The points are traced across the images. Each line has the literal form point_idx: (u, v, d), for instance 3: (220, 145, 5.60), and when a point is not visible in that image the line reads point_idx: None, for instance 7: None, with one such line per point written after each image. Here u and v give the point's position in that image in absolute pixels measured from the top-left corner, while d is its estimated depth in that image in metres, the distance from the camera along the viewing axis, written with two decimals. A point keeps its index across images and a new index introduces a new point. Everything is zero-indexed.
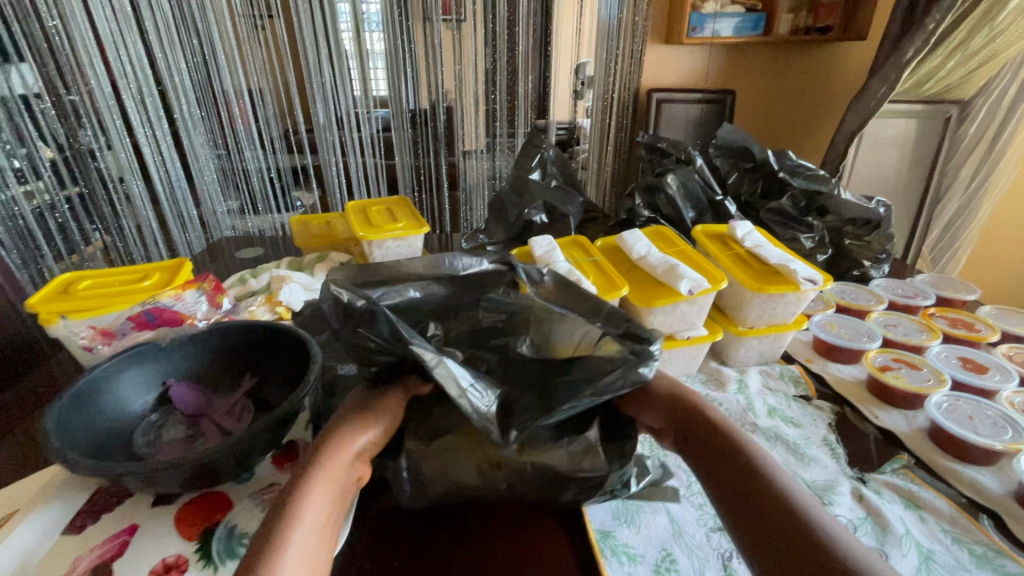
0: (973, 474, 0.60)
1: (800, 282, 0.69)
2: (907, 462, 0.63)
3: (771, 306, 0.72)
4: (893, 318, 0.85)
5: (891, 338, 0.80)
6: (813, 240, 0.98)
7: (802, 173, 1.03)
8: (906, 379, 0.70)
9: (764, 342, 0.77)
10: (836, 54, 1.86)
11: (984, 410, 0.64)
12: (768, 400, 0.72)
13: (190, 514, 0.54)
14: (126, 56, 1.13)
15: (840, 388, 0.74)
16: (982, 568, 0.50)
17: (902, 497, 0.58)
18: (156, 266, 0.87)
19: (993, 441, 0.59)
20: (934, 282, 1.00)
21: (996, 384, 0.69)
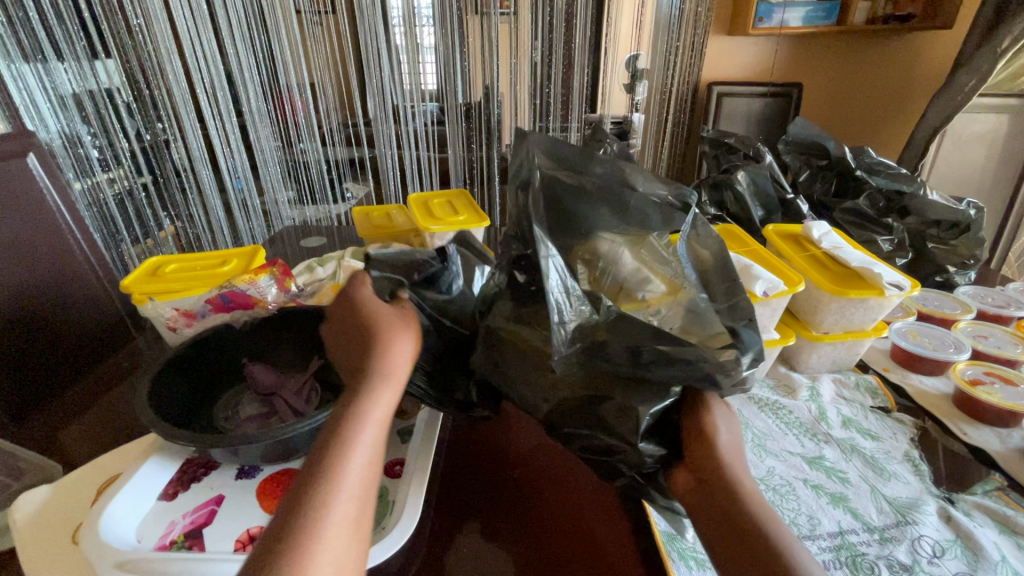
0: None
1: (884, 287, 0.65)
2: (1001, 484, 0.58)
3: (850, 311, 0.68)
4: (983, 329, 0.79)
5: (981, 350, 0.74)
6: (892, 242, 0.93)
7: (881, 171, 0.98)
8: (1000, 395, 0.65)
9: (838, 349, 0.73)
10: (916, 45, 1.74)
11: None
12: (841, 410, 0.68)
13: (270, 489, 0.57)
14: (200, 53, 1.19)
15: (923, 401, 0.70)
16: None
17: (995, 521, 0.54)
18: (232, 251, 0.91)
19: None
20: None
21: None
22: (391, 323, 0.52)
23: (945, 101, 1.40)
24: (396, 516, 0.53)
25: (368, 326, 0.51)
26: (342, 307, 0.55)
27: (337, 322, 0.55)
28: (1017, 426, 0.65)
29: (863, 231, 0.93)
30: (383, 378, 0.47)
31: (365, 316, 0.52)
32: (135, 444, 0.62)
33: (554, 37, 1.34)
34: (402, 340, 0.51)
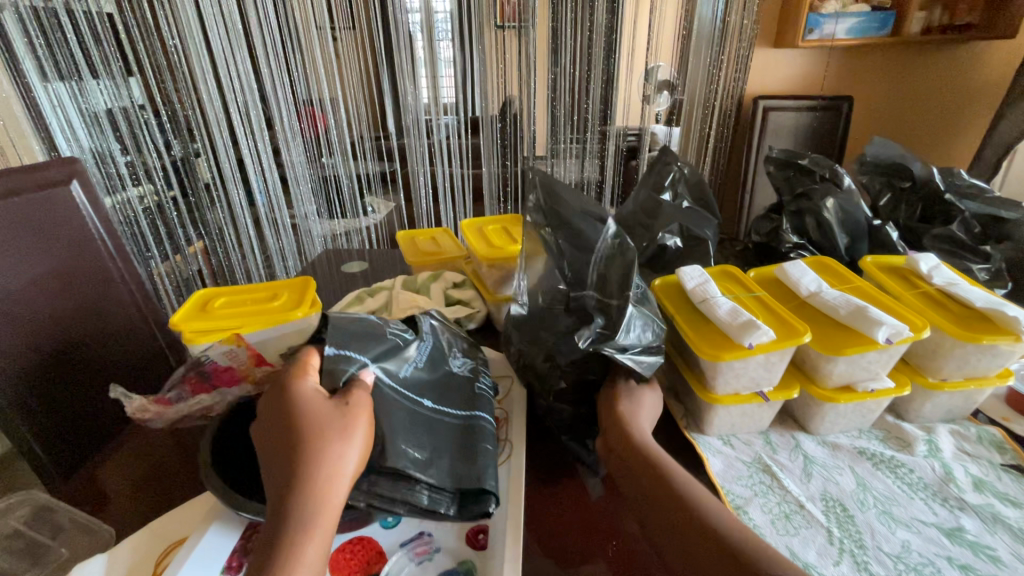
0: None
1: (1021, 333, 0.58)
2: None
3: (976, 357, 0.61)
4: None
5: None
6: (988, 271, 0.85)
7: (971, 195, 0.91)
8: None
9: (956, 396, 0.66)
10: (974, 53, 1.65)
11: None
12: (970, 469, 0.61)
13: (345, 563, 0.51)
14: (235, 71, 1.14)
15: None
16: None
17: None
18: (282, 283, 0.87)
19: None
20: None
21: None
22: (322, 427, 0.45)
23: (1019, 114, 1.32)
24: None
25: (293, 436, 0.45)
26: (268, 404, 0.48)
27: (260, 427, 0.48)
28: None
29: (959, 258, 0.85)
30: (316, 502, 0.41)
31: (296, 414, 0.46)
32: (192, 506, 0.57)
33: (594, 52, 1.29)
34: (337, 443, 0.44)
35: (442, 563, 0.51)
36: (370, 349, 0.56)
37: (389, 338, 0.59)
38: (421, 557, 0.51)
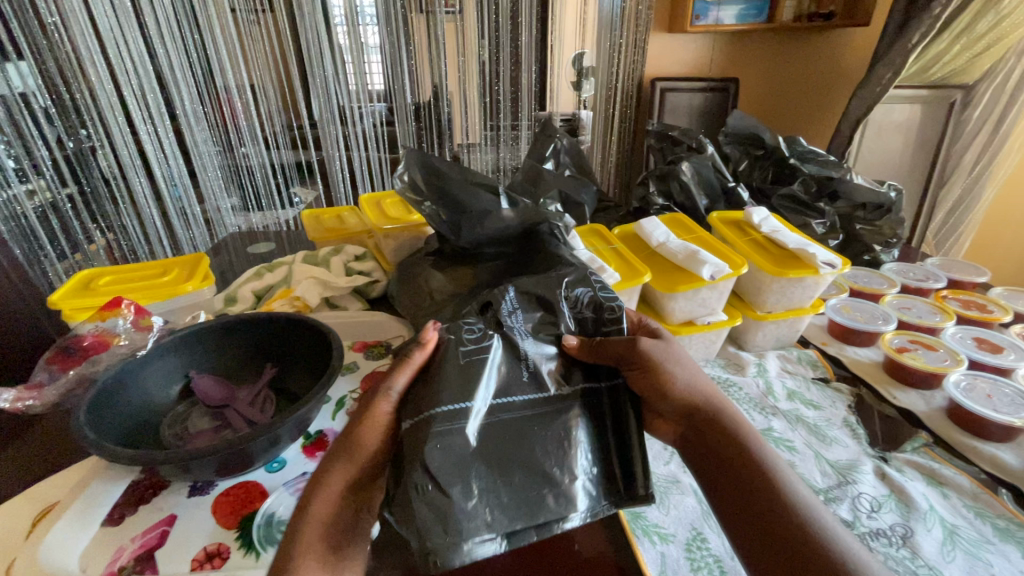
0: (999, 453, 0.61)
1: (818, 266, 0.70)
2: (927, 442, 0.64)
3: (790, 290, 0.73)
4: (906, 302, 0.86)
5: (905, 320, 0.81)
6: (825, 225, 0.97)
7: (812, 160, 1.05)
8: (923, 360, 0.71)
9: (781, 326, 0.78)
10: (838, 40, 1.86)
11: (1003, 390, 0.66)
12: (786, 383, 0.73)
13: (226, 504, 0.55)
14: (127, 51, 1.09)
15: (858, 370, 0.76)
16: (1004, 541, 0.52)
17: (924, 475, 0.59)
18: (173, 260, 0.87)
19: (1013, 418, 0.61)
20: (945, 265, 1.00)
21: (1016, 362, 0.70)
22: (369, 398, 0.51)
23: (867, 92, 1.48)
24: None
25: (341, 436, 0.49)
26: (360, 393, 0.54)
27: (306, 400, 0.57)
28: (939, 388, 0.71)
29: (800, 214, 0.99)
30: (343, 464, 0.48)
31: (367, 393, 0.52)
32: (71, 471, 0.58)
33: (500, 35, 1.34)
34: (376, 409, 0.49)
35: None
36: (456, 384, 0.48)
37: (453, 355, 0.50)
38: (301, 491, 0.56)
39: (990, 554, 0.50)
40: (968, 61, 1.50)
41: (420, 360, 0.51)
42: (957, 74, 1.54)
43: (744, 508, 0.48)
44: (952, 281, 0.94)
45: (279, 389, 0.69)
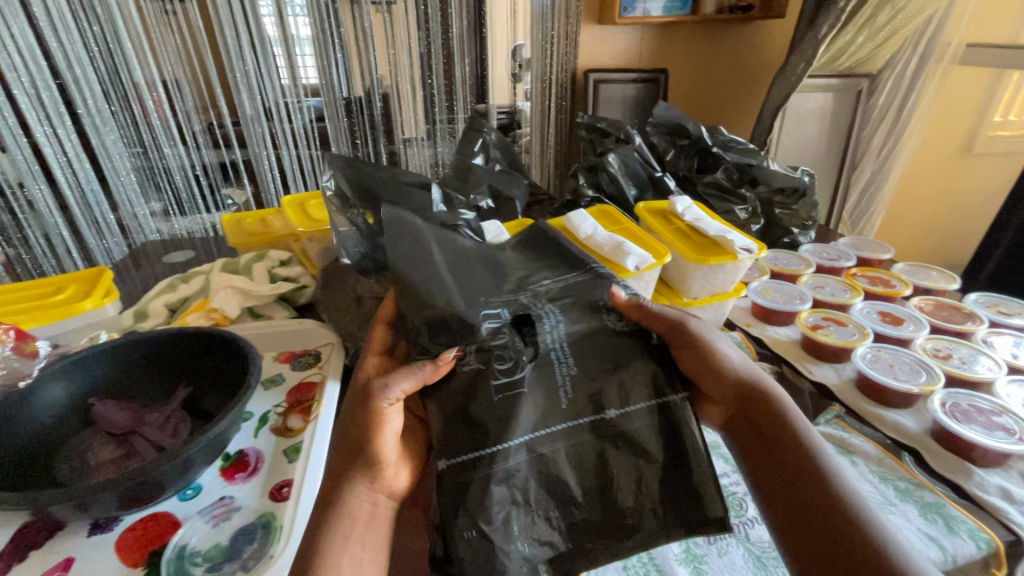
0: (900, 419, 0.66)
1: (737, 252, 0.72)
2: (838, 413, 0.68)
3: (712, 276, 0.75)
4: (820, 281, 0.91)
5: (819, 298, 0.86)
6: (747, 211, 1.03)
7: (733, 148, 1.08)
8: (835, 336, 0.76)
9: (708, 311, 0.80)
10: (758, 31, 1.94)
11: (902, 361, 0.71)
12: None
13: (132, 540, 0.51)
14: (12, 46, 1.00)
15: (778, 348, 0.80)
16: (902, 501, 0.56)
17: (835, 445, 0.63)
18: (71, 276, 0.80)
19: (912, 386, 0.66)
20: (855, 244, 1.07)
21: (912, 333, 0.76)
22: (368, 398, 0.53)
23: (783, 82, 1.55)
24: (286, 540, 0.50)
25: (347, 444, 0.53)
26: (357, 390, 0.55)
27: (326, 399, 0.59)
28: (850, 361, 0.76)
29: (726, 202, 1.03)
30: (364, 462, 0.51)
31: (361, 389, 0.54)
32: None
33: (430, 26, 1.30)
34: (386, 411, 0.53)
35: (239, 521, 0.53)
36: (478, 415, 0.51)
37: (463, 375, 0.53)
38: (217, 518, 0.53)
39: (891, 514, 0.54)
40: (872, 51, 1.60)
41: (430, 376, 0.53)
42: (863, 64, 1.64)
43: (792, 495, 0.49)
44: (861, 259, 1.01)
45: (194, 409, 0.65)
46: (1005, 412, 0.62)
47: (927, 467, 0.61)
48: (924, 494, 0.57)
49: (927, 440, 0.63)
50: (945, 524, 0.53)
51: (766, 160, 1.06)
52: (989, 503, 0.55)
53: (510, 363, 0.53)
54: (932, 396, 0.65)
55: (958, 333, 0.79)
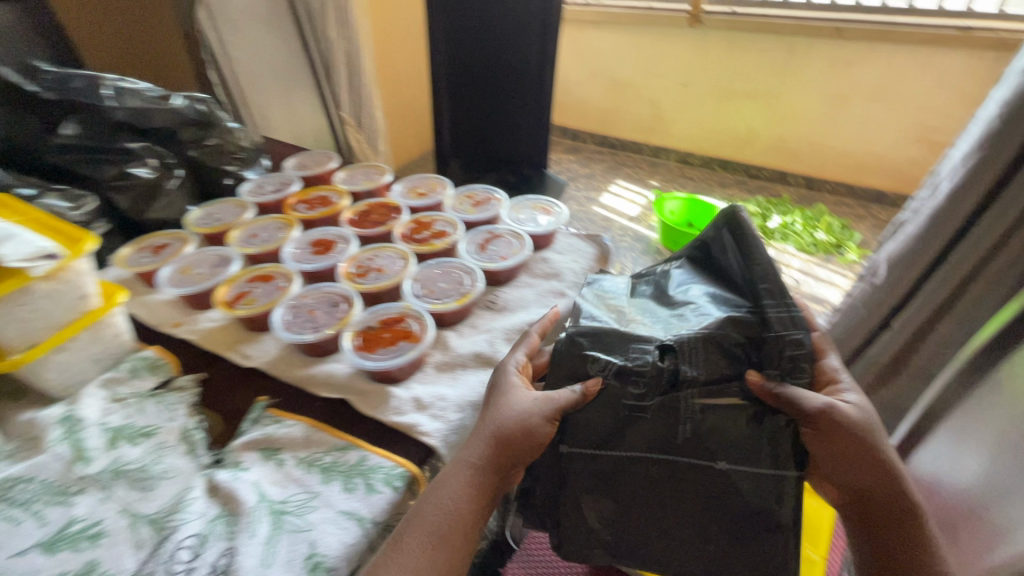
0: (330, 368, 0.57)
1: (27, 270, 0.47)
2: (270, 401, 0.54)
3: (20, 310, 0.48)
4: (254, 226, 0.77)
5: (250, 254, 0.71)
6: (150, 166, 0.78)
7: (75, 86, 0.75)
8: (256, 301, 0.62)
9: (83, 346, 0.54)
10: None
11: (322, 299, 0.62)
12: (110, 423, 0.48)
13: None
14: None
15: (208, 343, 0.61)
16: (328, 483, 0.46)
17: (260, 451, 0.49)
18: None
19: (326, 329, 0.57)
20: (302, 162, 0.96)
21: (336, 259, 0.69)
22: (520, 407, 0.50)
23: None
24: None
25: (510, 462, 0.48)
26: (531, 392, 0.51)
27: (483, 421, 0.49)
28: None
29: (107, 164, 0.75)
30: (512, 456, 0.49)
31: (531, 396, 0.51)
32: None
33: None
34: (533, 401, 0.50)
35: None
36: (646, 445, 0.51)
37: (613, 410, 0.51)
38: None
39: (308, 516, 0.44)
40: None
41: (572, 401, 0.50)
42: None
43: None
44: (306, 179, 0.90)
45: None
46: (406, 316, 0.59)
47: (356, 410, 0.54)
48: (348, 457, 0.49)
49: (355, 382, 0.55)
50: (364, 485, 0.46)
51: (106, 80, 0.76)
52: (402, 425, 0.51)
53: (643, 389, 0.50)
54: (346, 332, 0.57)
55: (386, 232, 0.75)
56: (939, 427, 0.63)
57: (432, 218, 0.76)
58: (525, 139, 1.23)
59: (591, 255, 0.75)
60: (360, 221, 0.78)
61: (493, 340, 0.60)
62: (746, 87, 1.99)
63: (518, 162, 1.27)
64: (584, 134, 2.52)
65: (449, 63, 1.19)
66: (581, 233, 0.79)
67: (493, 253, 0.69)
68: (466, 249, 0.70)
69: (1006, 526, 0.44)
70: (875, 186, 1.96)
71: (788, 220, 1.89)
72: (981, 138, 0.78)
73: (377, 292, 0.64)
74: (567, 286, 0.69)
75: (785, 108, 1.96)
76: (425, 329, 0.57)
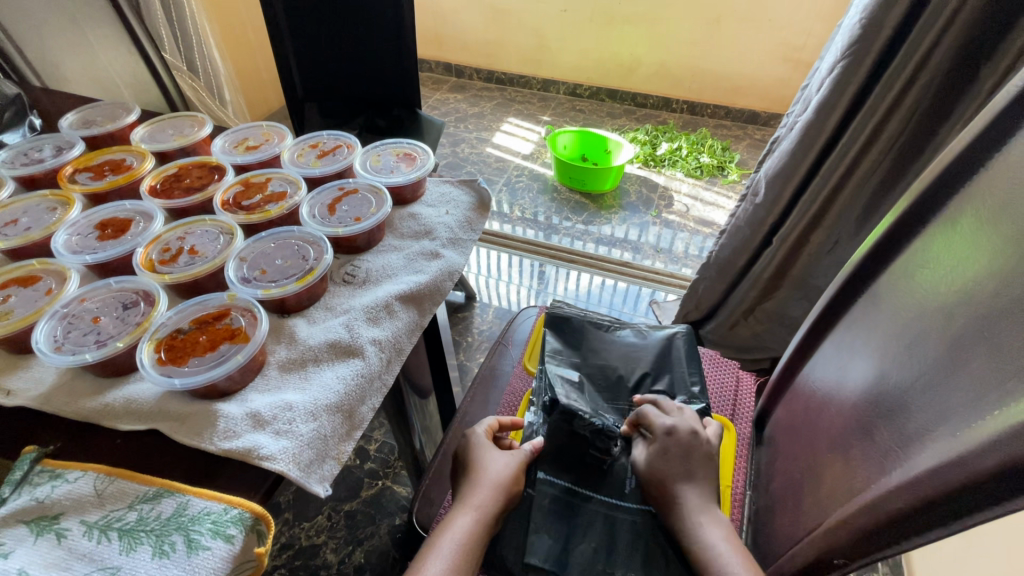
0: (131, 391, 0.43)
1: None
2: (43, 450, 0.40)
3: None
4: (10, 211, 0.57)
5: (5, 248, 0.52)
6: None
7: None
8: (12, 313, 0.45)
9: None
10: None
11: (108, 302, 0.47)
12: None
13: None
14: None
15: None
16: (132, 550, 0.35)
17: (30, 525, 0.36)
18: None
19: (115, 342, 0.43)
20: (86, 117, 0.74)
21: (133, 242, 0.53)
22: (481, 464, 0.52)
23: None
24: None
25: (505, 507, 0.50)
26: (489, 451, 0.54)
27: (474, 475, 0.51)
28: None
29: None
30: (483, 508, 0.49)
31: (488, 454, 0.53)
32: None
33: None
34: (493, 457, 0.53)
35: None
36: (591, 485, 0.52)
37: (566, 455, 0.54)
38: None
39: None
40: None
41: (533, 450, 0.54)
42: None
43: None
44: (93, 140, 0.69)
45: None
46: (231, 310, 0.47)
47: (172, 439, 0.41)
48: (161, 508, 0.37)
49: (165, 404, 0.42)
50: (184, 543, 0.35)
51: None
52: (233, 453, 0.39)
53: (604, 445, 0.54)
54: (145, 343, 0.44)
55: (205, 200, 0.59)
56: (823, 342, 0.62)
57: (264, 178, 0.62)
58: (387, 76, 1.07)
59: (467, 205, 0.65)
60: (168, 189, 0.60)
61: (352, 322, 0.49)
62: (627, 10, 1.91)
63: (385, 101, 1.11)
64: (467, 69, 2.34)
65: None
66: (452, 178, 0.69)
67: (344, 215, 0.57)
68: (310, 214, 0.57)
69: (898, 443, 0.42)
70: (749, 107, 2.02)
71: (674, 146, 1.91)
72: (844, 47, 0.76)
73: (193, 282, 0.50)
74: (440, 245, 0.59)
75: (664, 31, 1.92)
76: (255, 323, 0.46)
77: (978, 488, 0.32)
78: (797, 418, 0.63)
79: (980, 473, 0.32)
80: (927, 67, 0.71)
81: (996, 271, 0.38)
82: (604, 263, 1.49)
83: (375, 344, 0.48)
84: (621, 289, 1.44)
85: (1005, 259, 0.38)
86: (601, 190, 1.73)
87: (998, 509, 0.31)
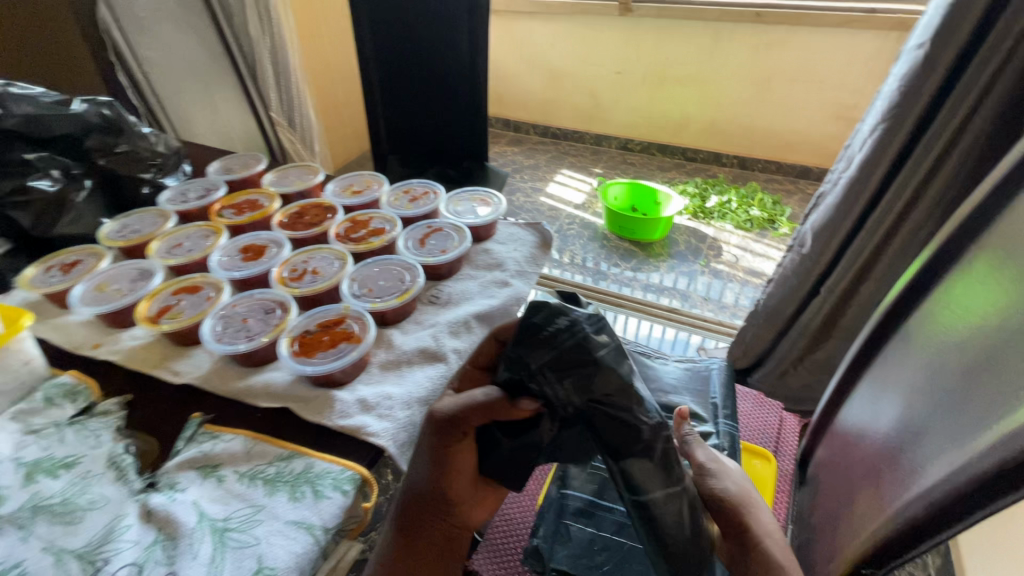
0: (268, 377, 0.54)
1: None
2: (205, 417, 0.52)
3: None
4: (176, 237, 0.73)
5: (174, 265, 0.67)
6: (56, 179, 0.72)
7: None
8: (182, 314, 0.59)
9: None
10: None
11: (253, 308, 0.60)
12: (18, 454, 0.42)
13: None
14: None
15: (133, 361, 0.56)
16: (273, 494, 0.45)
17: (199, 469, 0.47)
18: None
19: (259, 338, 0.55)
20: (226, 166, 0.91)
21: (268, 264, 0.66)
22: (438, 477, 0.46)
23: None
24: None
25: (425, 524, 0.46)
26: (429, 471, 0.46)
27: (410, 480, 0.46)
28: None
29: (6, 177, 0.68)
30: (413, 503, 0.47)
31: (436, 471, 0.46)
32: None
33: None
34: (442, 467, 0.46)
35: None
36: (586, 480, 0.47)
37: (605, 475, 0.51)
38: None
39: (253, 530, 0.42)
40: None
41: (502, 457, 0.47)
42: None
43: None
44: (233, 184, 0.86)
45: None
46: (346, 317, 0.58)
47: (299, 417, 0.52)
48: (294, 465, 0.47)
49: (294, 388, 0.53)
50: (312, 492, 0.44)
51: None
52: (347, 428, 0.49)
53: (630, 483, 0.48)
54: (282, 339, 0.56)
55: (321, 233, 0.73)
56: (860, 381, 0.66)
57: (367, 217, 0.75)
58: (460, 134, 1.22)
59: (531, 243, 0.75)
60: (293, 223, 0.75)
61: (437, 334, 0.60)
62: (678, 72, 2.05)
63: (456, 155, 1.25)
64: (524, 125, 2.53)
65: (378, 58, 1.15)
66: (520, 221, 0.80)
67: (432, 247, 0.69)
68: (404, 246, 0.70)
69: (918, 464, 0.47)
70: (801, 163, 2.07)
71: (723, 199, 1.98)
72: (883, 112, 0.83)
73: (315, 295, 0.62)
74: (509, 275, 0.69)
75: (714, 92, 2.04)
76: (365, 329, 0.57)
77: (979, 484, 0.37)
78: (836, 454, 0.66)
79: (977, 477, 0.37)
80: (966, 130, 0.77)
81: (1000, 309, 0.44)
82: (651, 309, 1.55)
83: (455, 352, 0.58)
84: (669, 335, 1.49)
85: (1007, 299, 0.44)
86: (649, 239, 1.81)
87: (994, 505, 0.36)
